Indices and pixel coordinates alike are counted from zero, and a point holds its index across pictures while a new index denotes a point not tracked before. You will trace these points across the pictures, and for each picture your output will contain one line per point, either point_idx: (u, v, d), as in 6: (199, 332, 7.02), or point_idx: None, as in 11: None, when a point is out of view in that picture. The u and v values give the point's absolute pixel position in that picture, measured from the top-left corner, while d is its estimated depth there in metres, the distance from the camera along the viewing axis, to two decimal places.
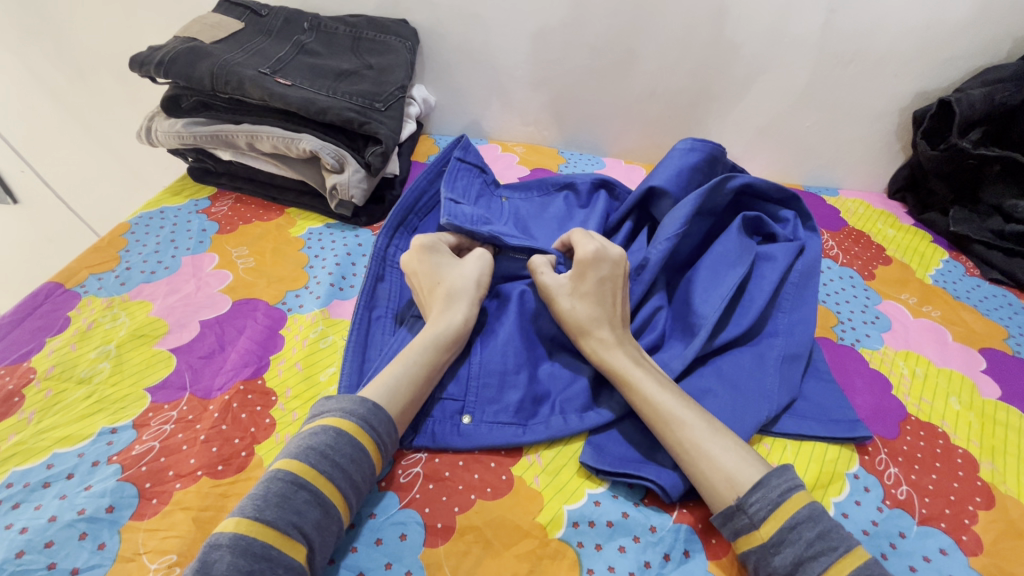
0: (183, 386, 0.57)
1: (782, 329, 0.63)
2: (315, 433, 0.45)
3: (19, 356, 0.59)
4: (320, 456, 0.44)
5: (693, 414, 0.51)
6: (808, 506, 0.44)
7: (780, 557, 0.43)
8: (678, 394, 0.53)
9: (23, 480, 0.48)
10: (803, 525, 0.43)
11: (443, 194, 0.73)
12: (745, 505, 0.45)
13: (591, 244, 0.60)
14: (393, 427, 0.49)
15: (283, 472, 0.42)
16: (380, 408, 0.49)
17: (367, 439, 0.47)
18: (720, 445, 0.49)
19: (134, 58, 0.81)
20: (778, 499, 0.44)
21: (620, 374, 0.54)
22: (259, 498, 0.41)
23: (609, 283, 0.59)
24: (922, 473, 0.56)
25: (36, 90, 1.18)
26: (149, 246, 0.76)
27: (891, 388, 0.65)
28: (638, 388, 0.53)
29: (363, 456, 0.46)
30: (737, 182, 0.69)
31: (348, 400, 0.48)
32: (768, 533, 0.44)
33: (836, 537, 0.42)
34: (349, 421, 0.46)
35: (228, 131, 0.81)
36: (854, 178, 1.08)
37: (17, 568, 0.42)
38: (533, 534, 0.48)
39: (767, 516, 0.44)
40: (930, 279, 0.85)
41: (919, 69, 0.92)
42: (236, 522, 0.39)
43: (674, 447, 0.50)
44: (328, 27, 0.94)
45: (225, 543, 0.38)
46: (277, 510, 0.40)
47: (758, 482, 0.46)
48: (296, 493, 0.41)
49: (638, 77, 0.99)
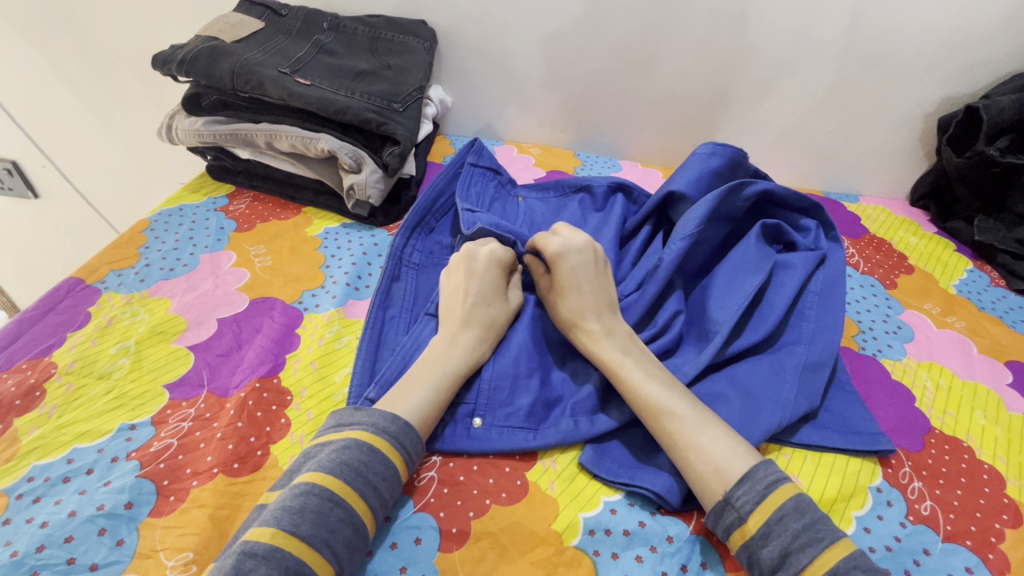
0: (201, 383, 0.58)
1: (804, 337, 0.62)
2: (349, 448, 0.45)
3: (40, 351, 0.60)
4: (355, 474, 0.44)
5: (683, 404, 0.51)
6: (795, 498, 0.44)
7: (768, 550, 0.43)
8: (669, 385, 0.53)
9: (44, 474, 0.49)
10: (790, 516, 0.43)
11: (460, 205, 0.73)
12: (733, 499, 0.45)
13: (555, 241, 0.62)
14: (422, 446, 0.49)
15: (319, 487, 0.42)
16: (411, 426, 0.49)
17: (398, 458, 0.47)
18: (711, 436, 0.49)
19: (156, 57, 0.82)
20: (765, 491, 0.44)
21: (611, 365, 0.55)
22: (296, 512, 0.40)
23: (586, 268, 0.60)
24: (947, 489, 0.55)
25: (61, 86, 1.19)
26: (168, 243, 0.76)
27: (915, 400, 0.64)
28: (627, 379, 0.53)
29: (394, 476, 0.46)
30: (756, 188, 0.68)
31: (380, 416, 0.48)
32: (756, 526, 0.44)
33: (823, 529, 0.42)
34: (383, 439, 0.46)
35: (247, 130, 0.81)
36: (875, 184, 1.06)
37: (38, 562, 0.42)
38: (549, 541, 0.47)
39: (754, 508, 0.44)
40: (954, 289, 0.84)
41: (944, 74, 0.90)
42: (271, 533, 0.39)
43: (665, 438, 0.50)
44: (347, 28, 0.94)
45: (260, 553, 0.38)
46: (313, 526, 0.40)
47: (744, 475, 0.46)
48: (331, 511, 0.41)
49: (657, 79, 0.98)
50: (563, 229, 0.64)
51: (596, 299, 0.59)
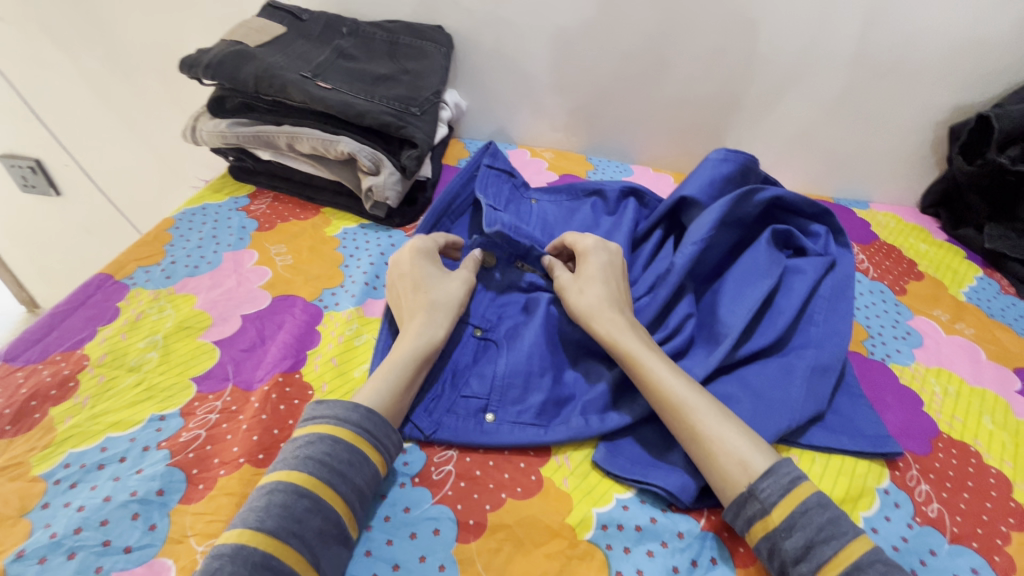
0: (226, 377, 0.60)
1: (813, 341, 0.63)
2: (311, 442, 0.47)
3: (73, 343, 0.62)
4: (318, 464, 0.45)
5: (702, 397, 0.52)
6: (816, 494, 0.46)
7: (791, 541, 0.44)
8: (686, 379, 0.54)
9: (79, 461, 0.51)
10: (814, 511, 0.44)
11: (483, 203, 0.75)
12: (758, 491, 0.46)
13: (588, 239, 0.66)
14: (390, 431, 0.51)
15: (283, 482, 0.44)
16: (373, 413, 0.50)
17: (364, 445, 0.48)
18: (731, 428, 0.50)
19: (183, 60, 0.85)
20: (789, 485, 0.46)
21: (631, 358, 0.55)
22: (261, 508, 0.42)
23: (610, 267, 0.63)
24: (954, 492, 0.56)
25: (86, 87, 1.22)
26: (192, 241, 0.79)
27: (923, 405, 0.65)
28: (650, 372, 0.54)
29: (361, 462, 0.47)
30: (765, 195, 0.69)
31: (341, 407, 0.49)
32: (780, 518, 0.45)
33: (845, 524, 0.44)
34: (344, 428, 0.48)
35: (269, 132, 0.83)
36: (886, 191, 1.07)
37: (76, 543, 0.44)
38: (563, 534, 0.49)
39: (778, 501, 0.45)
40: (963, 296, 0.84)
41: (955, 82, 0.91)
42: (239, 533, 0.41)
43: (686, 431, 0.51)
44: (366, 33, 0.96)
45: (227, 552, 0.40)
46: (278, 519, 0.42)
47: (768, 469, 0.47)
48: (297, 502, 0.43)
49: (669, 85, 0.99)
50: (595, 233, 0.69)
51: (614, 294, 0.61)
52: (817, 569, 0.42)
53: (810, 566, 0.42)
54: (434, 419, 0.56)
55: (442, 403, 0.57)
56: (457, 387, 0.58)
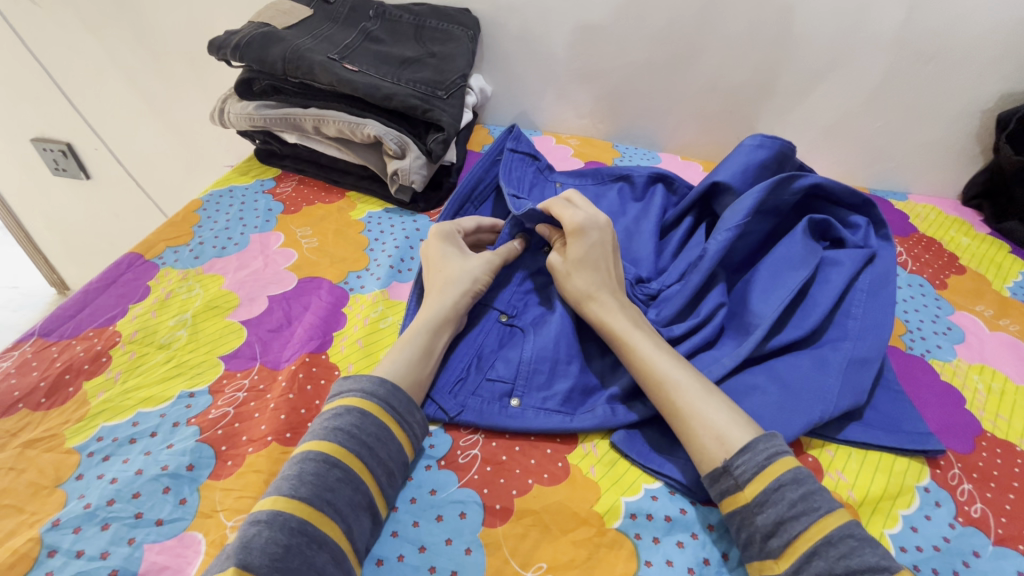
0: (254, 356, 0.60)
1: (851, 333, 0.60)
2: (339, 414, 0.47)
3: (105, 320, 0.63)
4: (347, 436, 0.45)
5: (688, 374, 0.52)
6: (793, 470, 0.44)
7: (762, 516, 0.43)
8: (674, 358, 0.54)
9: (112, 435, 0.51)
10: (786, 487, 0.43)
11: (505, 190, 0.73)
12: (731, 467, 0.46)
13: (576, 213, 0.61)
14: (415, 407, 0.50)
15: (314, 452, 0.44)
16: (399, 389, 0.50)
17: (391, 419, 0.48)
18: (714, 405, 0.50)
19: (211, 43, 0.85)
20: (764, 462, 0.45)
21: (619, 335, 0.55)
22: (294, 477, 0.42)
23: (604, 245, 0.61)
24: (998, 492, 0.53)
25: (115, 71, 1.24)
26: (220, 222, 0.79)
27: (965, 403, 0.62)
28: (636, 349, 0.54)
29: (389, 436, 0.47)
30: (804, 182, 0.67)
31: (368, 381, 0.49)
32: (752, 494, 0.44)
33: (819, 499, 0.42)
34: (371, 402, 0.48)
35: (296, 114, 0.83)
36: (924, 183, 1.03)
37: (109, 514, 0.45)
38: (591, 522, 0.48)
39: (751, 477, 0.45)
40: (1007, 291, 0.81)
41: (1005, 68, 0.87)
42: (273, 500, 0.41)
43: (667, 407, 0.51)
44: (393, 16, 0.95)
45: (263, 519, 0.40)
46: (311, 488, 0.42)
47: (745, 446, 0.46)
48: (328, 472, 0.43)
49: (701, 70, 0.96)
50: (579, 203, 0.64)
51: (605, 272, 0.60)
52: (786, 545, 0.41)
53: (780, 542, 0.42)
54: (458, 401, 0.55)
55: (467, 384, 0.56)
56: (482, 369, 0.58)
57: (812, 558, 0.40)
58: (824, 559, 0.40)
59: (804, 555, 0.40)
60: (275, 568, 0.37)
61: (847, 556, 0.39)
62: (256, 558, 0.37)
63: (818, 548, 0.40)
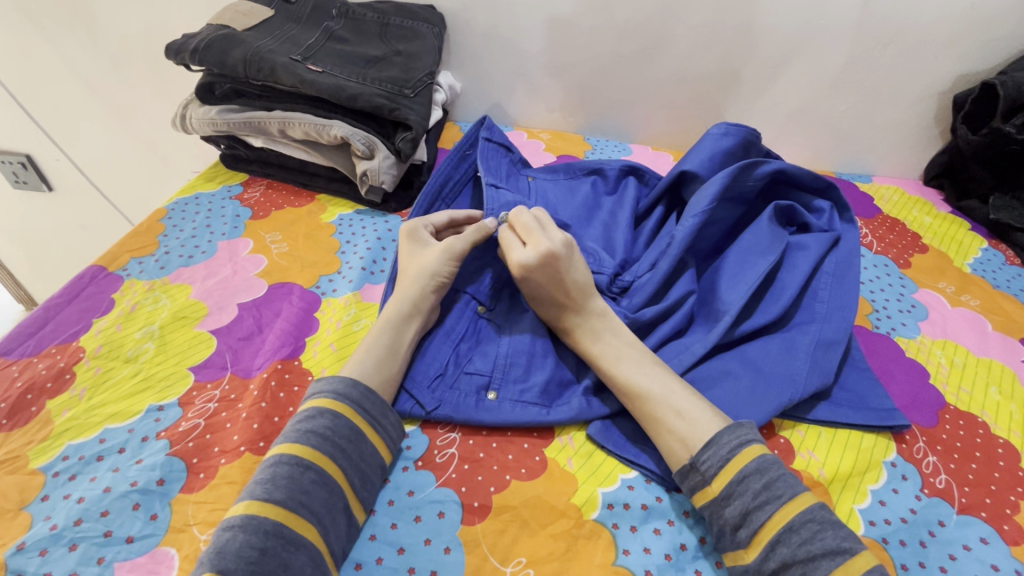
0: (224, 366, 0.59)
1: (818, 316, 0.62)
2: (312, 417, 0.47)
3: (68, 336, 0.61)
4: (320, 439, 0.45)
5: (649, 380, 0.52)
6: (757, 459, 0.45)
7: (730, 509, 0.44)
8: (638, 362, 0.53)
9: (78, 453, 0.50)
10: (750, 477, 0.44)
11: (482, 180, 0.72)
12: (698, 463, 0.46)
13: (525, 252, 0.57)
14: (389, 409, 0.50)
15: (287, 455, 0.44)
16: (373, 391, 0.50)
17: (364, 422, 0.48)
18: (677, 409, 0.50)
19: (169, 46, 0.83)
20: (727, 455, 0.45)
21: (582, 347, 0.56)
22: (267, 481, 0.42)
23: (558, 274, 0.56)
24: (962, 463, 0.55)
25: (72, 79, 1.20)
26: (186, 231, 0.78)
27: (930, 377, 0.64)
28: (598, 361, 0.55)
29: (362, 438, 0.47)
30: (768, 168, 0.67)
31: (340, 383, 0.49)
32: (719, 489, 0.45)
33: (781, 486, 0.43)
34: (344, 404, 0.48)
35: (260, 118, 0.82)
36: (888, 164, 1.06)
37: (77, 535, 0.44)
38: (569, 514, 0.48)
39: (717, 472, 0.45)
40: (968, 268, 0.83)
41: (959, 51, 0.90)
42: (247, 504, 0.41)
43: (639, 416, 0.52)
44: (356, 14, 0.94)
45: (237, 523, 0.40)
46: (285, 490, 0.42)
47: (710, 441, 0.47)
48: (302, 474, 0.43)
49: (668, 60, 0.97)
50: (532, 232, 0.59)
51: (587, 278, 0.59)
52: (753, 535, 0.42)
53: (747, 532, 0.43)
54: (436, 396, 0.55)
55: (445, 379, 0.56)
56: (460, 363, 0.58)
57: (776, 545, 0.41)
58: (787, 546, 0.41)
59: (769, 544, 0.41)
60: (251, 570, 0.38)
61: (808, 541, 0.40)
62: (231, 562, 0.38)
63: (782, 535, 0.41)
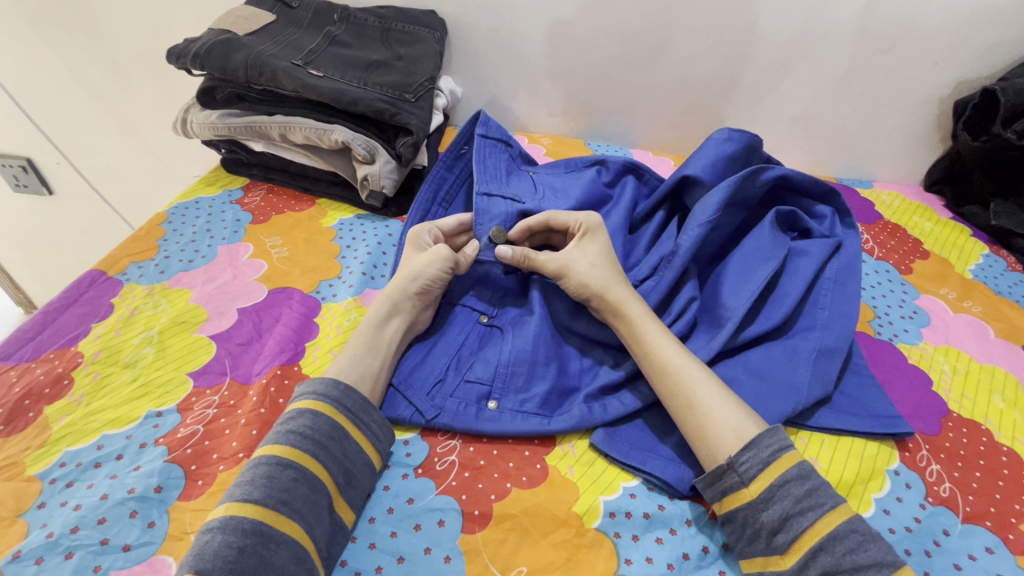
0: (224, 371, 0.59)
1: (820, 324, 0.61)
2: (292, 417, 0.47)
3: (67, 341, 0.61)
4: (299, 438, 0.45)
5: (701, 369, 0.52)
6: (798, 465, 0.45)
7: (768, 513, 0.44)
8: (689, 353, 0.54)
9: (75, 460, 0.50)
10: (792, 482, 0.44)
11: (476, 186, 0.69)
12: (737, 464, 0.46)
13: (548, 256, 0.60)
14: (371, 406, 0.50)
15: (266, 456, 0.44)
16: (354, 389, 0.50)
17: (344, 419, 0.48)
18: (729, 399, 0.50)
19: (170, 50, 0.82)
20: (769, 459, 0.45)
21: (635, 318, 0.56)
22: (246, 482, 0.43)
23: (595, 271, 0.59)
24: (966, 471, 0.55)
25: (73, 83, 1.20)
26: (186, 235, 0.77)
27: (933, 384, 0.64)
28: (651, 335, 0.54)
29: (343, 435, 0.47)
30: (771, 174, 0.67)
31: (320, 383, 0.50)
32: (758, 491, 0.45)
33: (824, 495, 0.43)
34: (323, 403, 0.48)
35: (261, 122, 0.82)
36: (889, 170, 1.06)
37: (73, 542, 0.44)
38: (570, 523, 0.48)
39: (757, 474, 0.45)
40: (970, 274, 0.83)
41: (960, 58, 0.90)
42: (227, 505, 0.41)
43: (685, 395, 0.51)
44: (357, 19, 0.94)
45: (217, 525, 0.40)
46: (264, 489, 0.42)
47: (751, 441, 0.46)
48: (282, 473, 0.43)
49: (669, 65, 0.97)
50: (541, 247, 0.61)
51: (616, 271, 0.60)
52: (793, 541, 0.42)
53: (786, 538, 0.43)
54: (435, 403, 0.55)
55: (445, 386, 0.56)
56: (461, 370, 0.58)
57: (818, 553, 0.41)
58: (830, 553, 0.41)
59: (811, 551, 0.41)
60: (230, 569, 0.38)
61: (853, 551, 0.40)
62: (208, 562, 0.38)
63: (824, 543, 0.41)
